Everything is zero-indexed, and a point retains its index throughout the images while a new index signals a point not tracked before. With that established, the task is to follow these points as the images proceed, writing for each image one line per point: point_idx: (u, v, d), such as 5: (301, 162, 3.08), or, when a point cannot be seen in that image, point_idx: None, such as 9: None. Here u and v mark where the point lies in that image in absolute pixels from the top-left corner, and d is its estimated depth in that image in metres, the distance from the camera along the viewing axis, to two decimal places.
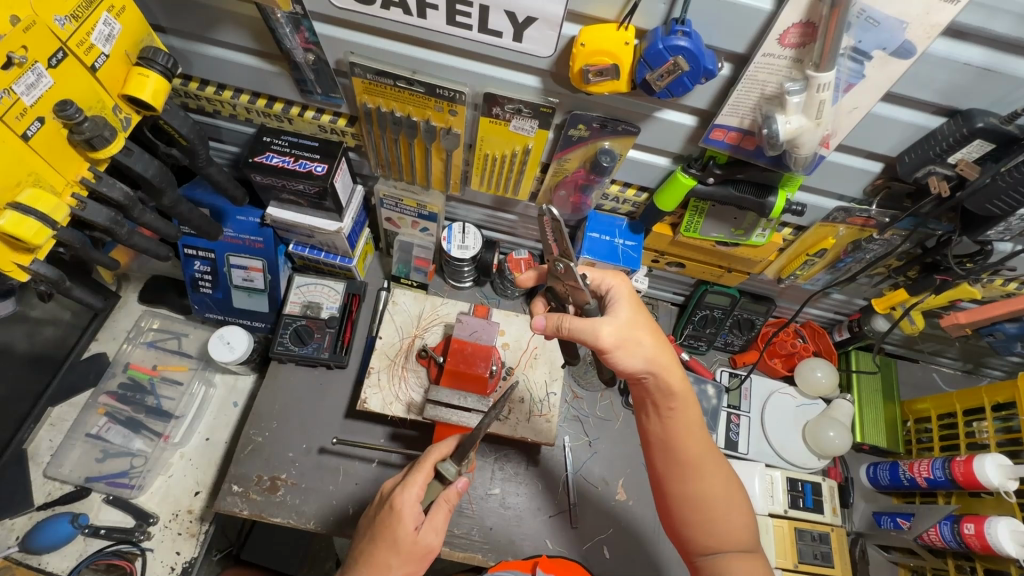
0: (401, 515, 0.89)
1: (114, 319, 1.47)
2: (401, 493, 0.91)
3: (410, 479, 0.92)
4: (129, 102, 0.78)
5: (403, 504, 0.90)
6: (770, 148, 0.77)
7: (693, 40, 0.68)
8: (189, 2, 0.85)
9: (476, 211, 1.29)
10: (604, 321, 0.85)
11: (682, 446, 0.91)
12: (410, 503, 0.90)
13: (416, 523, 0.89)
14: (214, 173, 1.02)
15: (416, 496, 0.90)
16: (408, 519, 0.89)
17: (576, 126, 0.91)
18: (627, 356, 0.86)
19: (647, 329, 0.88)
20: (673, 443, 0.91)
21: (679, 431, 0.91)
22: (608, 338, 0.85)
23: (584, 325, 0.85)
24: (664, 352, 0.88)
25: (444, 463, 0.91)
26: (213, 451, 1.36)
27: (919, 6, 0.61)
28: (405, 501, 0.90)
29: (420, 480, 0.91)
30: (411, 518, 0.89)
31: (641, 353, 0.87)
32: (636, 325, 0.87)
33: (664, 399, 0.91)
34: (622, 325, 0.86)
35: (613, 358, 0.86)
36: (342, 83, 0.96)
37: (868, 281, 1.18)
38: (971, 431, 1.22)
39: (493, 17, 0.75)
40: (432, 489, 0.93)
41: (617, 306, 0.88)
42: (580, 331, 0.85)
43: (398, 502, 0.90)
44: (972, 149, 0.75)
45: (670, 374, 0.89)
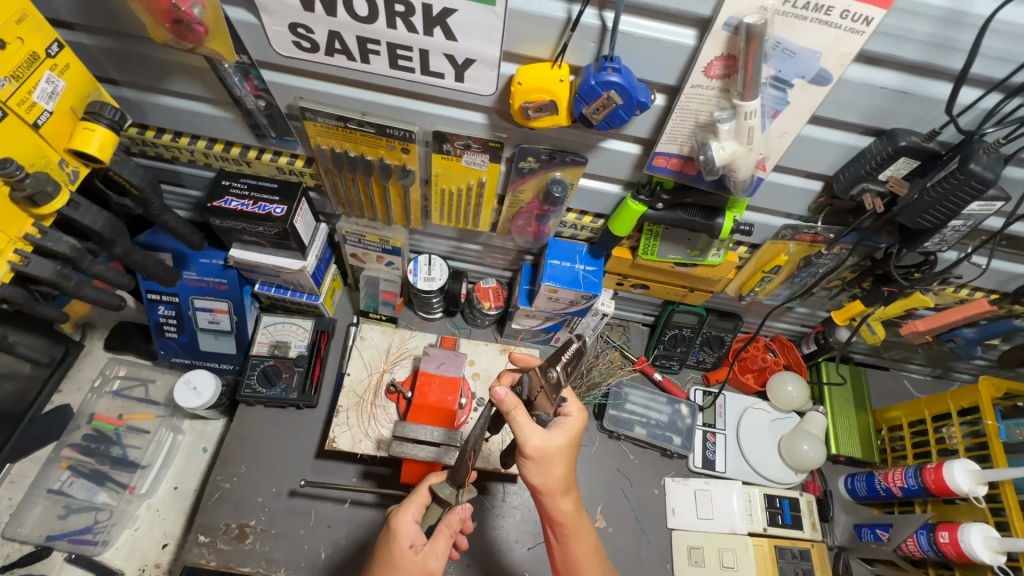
0: (397, 535, 0.89)
1: (79, 368, 1.44)
2: (398, 514, 0.91)
3: (406, 502, 0.93)
4: (76, 156, 0.79)
5: (398, 524, 0.90)
6: (708, 173, 0.80)
7: (624, 75, 0.71)
8: (139, 55, 0.87)
9: (441, 242, 1.30)
10: (536, 429, 0.82)
11: (580, 568, 0.90)
12: (405, 523, 0.90)
13: (410, 539, 0.89)
14: (171, 220, 1.02)
15: (413, 517, 0.91)
16: (403, 538, 0.89)
17: (526, 159, 0.93)
18: (534, 471, 0.84)
19: (568, 456, 0.86)
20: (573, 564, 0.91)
21: (577, 554, 0.90)
22: (535, 446, 0.82)
23: (523, 427, 0.82)
24: (563, 476, 0.86)
25: (440, 485, 0.92)
26: (181, 500, 1.33)
27: (829, 38, 0.64)
28: (402, 522, 0.91)
29: (417, 502, 0.92)
30: (407, 536, 0.89)
31: (541, 478, 0.85)
32: (560, 455, 0.84)
33: (558, 526, 0.89)
34: (550, 446, 0.83)
35: (526, 470, 0.85)
36: (295, 126, 0.98)
37: (827, 294, 1.20)
38: (940, 437, 1.23)
39: (433, 60, 0.78)
40: (431, 513, 0.93)
41: (555, 431, 0.84)
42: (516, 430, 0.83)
43: (393, 522, 0.91)
44: (900, 166, 0.78)
45: (558, 500, 0.87)
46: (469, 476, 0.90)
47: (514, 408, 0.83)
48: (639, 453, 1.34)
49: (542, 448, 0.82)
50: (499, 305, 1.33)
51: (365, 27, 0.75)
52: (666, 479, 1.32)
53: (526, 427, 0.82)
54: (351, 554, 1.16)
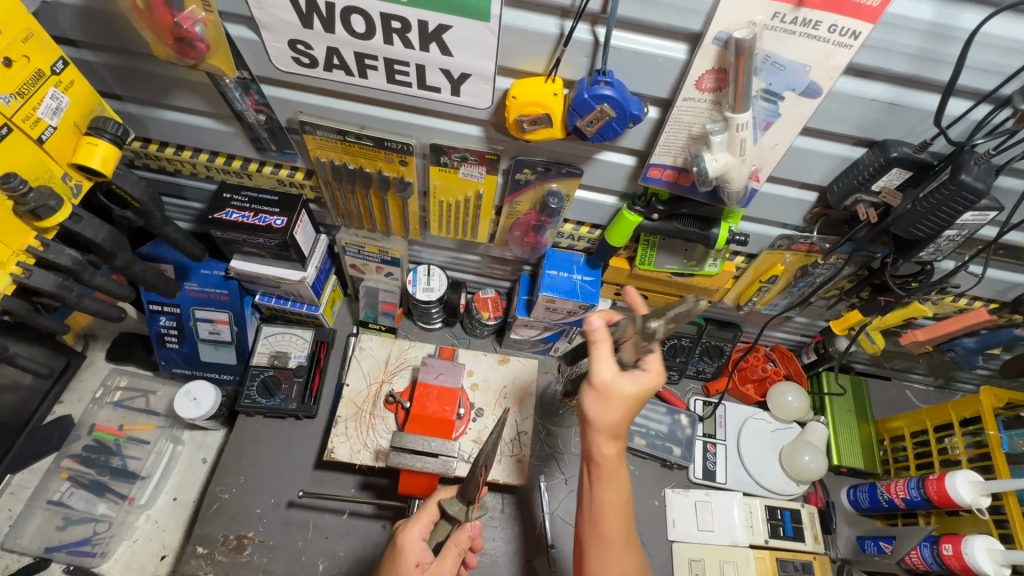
0: (404, 552, 0.90)
1: (81, 379, 1.45)
2: (405, 530, 0.92)
3: (413, 518, 0.93)
4: (79, 170, 0.81)
5: (405, 542, 0.91)
6: (702, 184, 0.80)
7: (617, 89, 0.72)
8: (142, 72, 0.88)
9: (441, 253, 1.31)
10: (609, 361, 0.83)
11: (604, 516, 0.86)
12: (412, 540, 0.91)
13: (418, 557, 0.90)
14: (172, 233, 1.03)
15: (419, 534, 0.92)
16: (411, 557, 0.90)
17: (522, 171, 0.94)
18: (594, 403, 0.83)
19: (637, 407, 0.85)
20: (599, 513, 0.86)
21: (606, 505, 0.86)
22: (602, 376, 0.82)
23: (600, 354, 0.83)
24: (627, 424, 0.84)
25: (449, 501, 0.92)
26: (181, 511, 1.33)
27: (818, 51, 0.65)
28: (408, 538, 0.91)
29: (423, 519, 0.93)
30: (413, 553, 0.90)
31: (605, 417, 0.83)
32: (628, 403, 0.83)
33: (596, 467, 0.86)
34: (624, 384, 0.82)
35: (587, 404, 0.84)
36: (295, 139, 0.99)
37: (825, 303, 1.20)
38: (942, 447, 1.22)
39: (430, 75, 0.79)
40: (439, 530, 0.93)
41: (626, 377, 0.83)
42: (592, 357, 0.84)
43: (401, 540, 0.91)
44: (892, 177, 0.79)
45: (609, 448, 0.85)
46: (478, 493, 0.91)
47: (599, 339, 0.84)
48: (639, 463, 1.34)
49: (612, 383, 0.82)
50: (498, 314, 1.33)
51: (362, 43, 0.76)
52: (666, 489, 1.31)
53: (602, 357, 0.83)
54: (349, 566, 1.16)
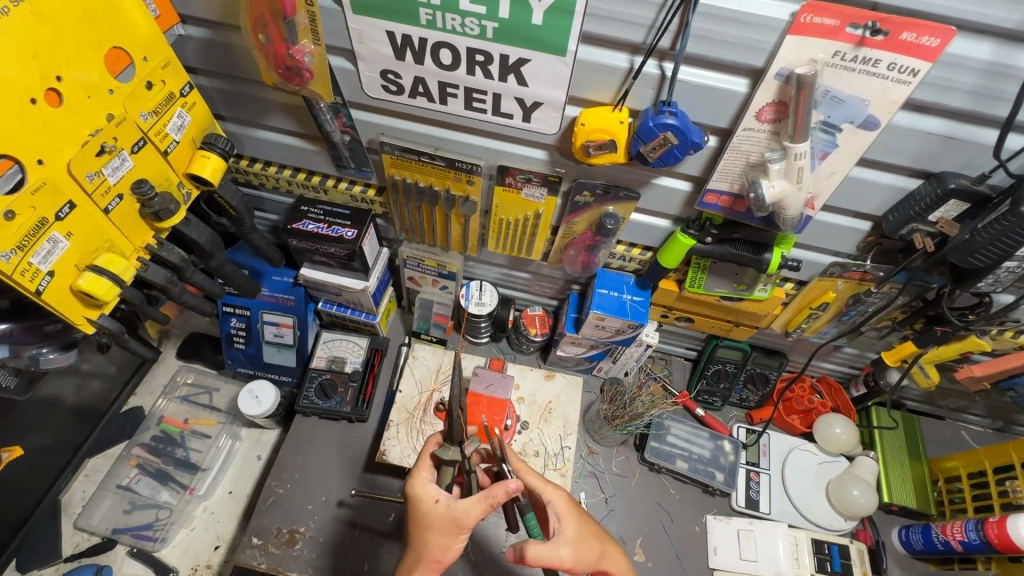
0: (421, 498, 0.87)
1: (154, 373, 1.57)
2: (412, 483, 0.89)
3: (415, 470, 0.91)
4: (191, 180, 0.91)
5: (417, 488, 0.88)
6: (758, 210, 0.84)
7: (680, 118, 0.77)
8: (247, 96, 1.00)
9: (493, 269, 1.37)
10: (552, 542, 0.85)
11: None
12: (423, 483, 0.88)
13: (435, 494, 0.87)
14: (257, 239, 1.13)
15: (428, 479, 0.90)
16: (428, 496, 0.87)
17: (581, 193, 1.00)
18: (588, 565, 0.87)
19: (585, 522, 0.91)
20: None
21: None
22: (570, 559, 0.85)
23: (545, 552, 0.83)
24: (602, 538, 0.90)
25: (443, 449, 0.93)
26: (235, 504, 1.40)
27: (877, 87, 0.69)
28: (419, 486, 0.88)
29: (425, 467, 0.91)
30: (429, 493, 0.87)
31: (592, 553, 0.87)
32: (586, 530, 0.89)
33: None
34: (572, 538, 0.87)
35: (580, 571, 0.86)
36: (373, 158, 1.08)
37: (877, 334, 1.20)
38: (1003, 490, 1.18)
39: (504, 102, 0.87)
40: (444, 475, 0.92)
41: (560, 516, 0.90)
42: (544, 559, 0.83)
43: (412, 490, 0.88)
44: (950, 208, 0.81)
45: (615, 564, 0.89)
46: (465, 430, 0.93)
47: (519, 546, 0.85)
48: (680, 487, 1.34)
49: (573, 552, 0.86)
50: (545, 331, 1.38)
51: (447, 73, 0.85)
52: (707, 516, 1.30)
53: (547, 548, 0.84)
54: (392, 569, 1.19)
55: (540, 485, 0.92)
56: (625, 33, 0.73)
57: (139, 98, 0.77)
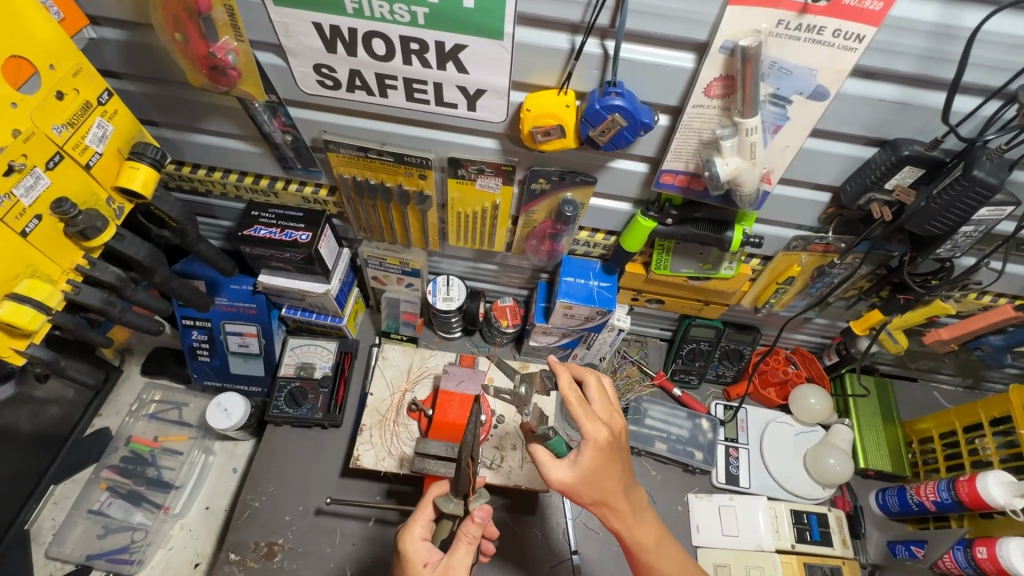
0: (410, 559, 0.87)
1: (118, 393, 1.52)
2: (404, 537, 0.90)
3: (411, 521, 0.91)
4: (122, 193, 0.86)
5: (408, 546, 0.88)
6: (714, 188, 0.82)
7: (627, 99, 0.74)
8: (177, 99, 0.94)
9: (459, 263, 1.34)
10: (558, 462, 0.82)
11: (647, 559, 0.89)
12: (415, 543, 0.89)
13: (425, 557, 0.88)
14: (206, 250, 1.08)
15: (419, 536, 0.89)
16: (417, 559, 0.87)
17: (537, 180, 0.97)
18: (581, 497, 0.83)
19: (610, 463, 0.82)
20: (643, 553, 0.89)
21: (644, 543, 0.88)
22: (565, 481, 0.81)
23: (544, 462, 0.82)
24: (613, 486, 0.83)
25: (444, 500, 0.90)
26: (213, 519, 1.37)
27: (823, 56, 0.67)
28: (411, 543, 0.89)
29: (422, 519, 0.90)
30: (419, 555, 0.88)
31: (599, 492, 0.82)
32: (602, 467, 0.81)
33: (620, 522, 0.87)
34: (582, 465, 0.81)
35: (580, 496, 0.83)
36: (319, 157, 1.04)
37: (845, 304, 1.20)
38: (973, 448, 1.19)
39: (447, 91, 0.83)
40: (441, 528, 0.92)
41: (580, 454, 0.81)
42: (542, 466, 0.82)
43: (402, 546, 0.89)
44: (905, 175, 0.79)
45: (614, 512, 0.85)
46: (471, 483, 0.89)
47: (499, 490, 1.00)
48: (661, 469, 1.33)
49: (565, 483, 0.81)
50: (517, 322, 1.36)
51: (383, 64, 0.80)
52: (689, 495, 1.31)
53: (551, 463, 0.82)
54: (374, 572, 1.18)
55: (581, 418, 0.81)
56: (563, 12, 0.69)
57: (49, 110, 0.72)
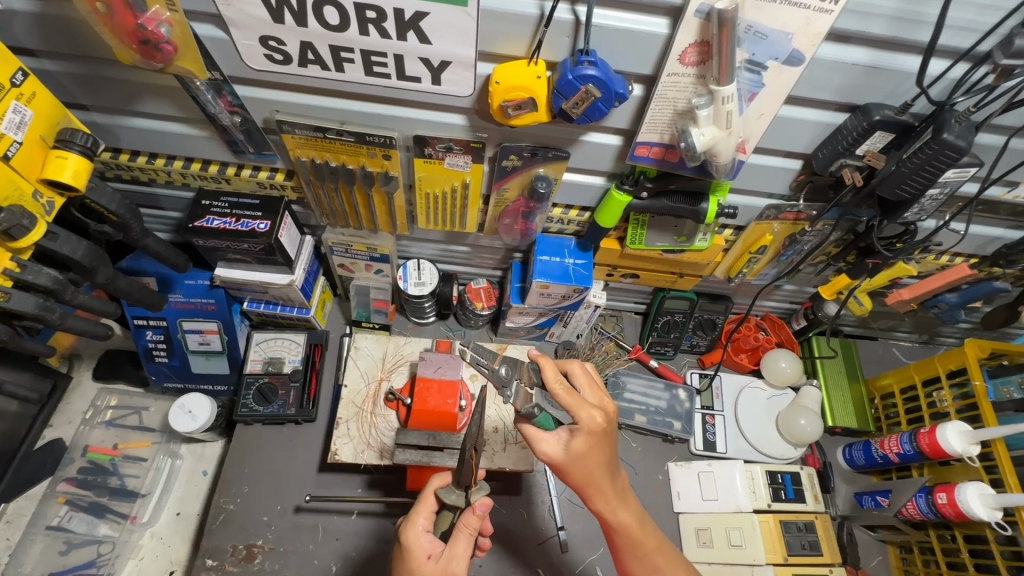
0: (410, 551, 0.85)
1: (69, 401, 1.43)
2: (406, 529, 0.87)
3: (413, 513, 0.89)
4: (50, 186, 0.78)
5: (410, 539, 0.86)
6: (690, 160, 0.80)
7: (600, 68, 0.71)
8: (106, 79, 0.85)
9: (429, 246, 1.30)
10: (548, 438, 0.80)
11: (632, 536, 0.89)
12: (417, 536, 0.86)
13: (427, 549, 0.85)
14: (154, 244, 1.00)
15: (423, 528, 0.87)
16: (419, 551, 0.85)
17: (508, 157, 0.93)
18: (569, 475, 0.82)
19: (599, 449, 0.81)
20: (625, 531, 0.89)
21: (627, 523, 0.89)
22: (553, 456, 0.81)
23: (536, 436, 0.81)
24: (601, 467, 0.82)
25: (446, 491, 0.88)
26: (185, 525, 1.31)
27: (798, 19, 0.65)
28: (412, 536, 0.87)
29: (423, 511, 0.88)
30: (422, 548, 0.86)
31: (585, 473, 0.82)
32: (592, 450, 0.80)
33: (605, 502, 0.86)
34: (570, 446, 0.80)
35: (567, 473, 0.82)
36: (273, 139, 0.97)
37: (813, 269, 1.23)
38: (932, 400, 1.26)
39: (409, 64, 0.77)
40: (442, 520, 0.89)
41: (570, 436, 0.80)
42: (533, 439, 0.81)
43: (405, 539, 0.87)
44: (875, 140, 0.80)
45: (597, 493, 0.85)
46: (473, 475, 0.85)
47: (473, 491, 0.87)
48: (641, 440, 1.36)
49: (556, 457, 0.81)
50: (492, 304, 1.33)
51: (337, 35, 0.74)
52: (669, 463, 1.34)
53: (541, 439, 0.81)
54: (361, 565, 1.16)
55: (571, 407, 0.79)
56: None
57: None
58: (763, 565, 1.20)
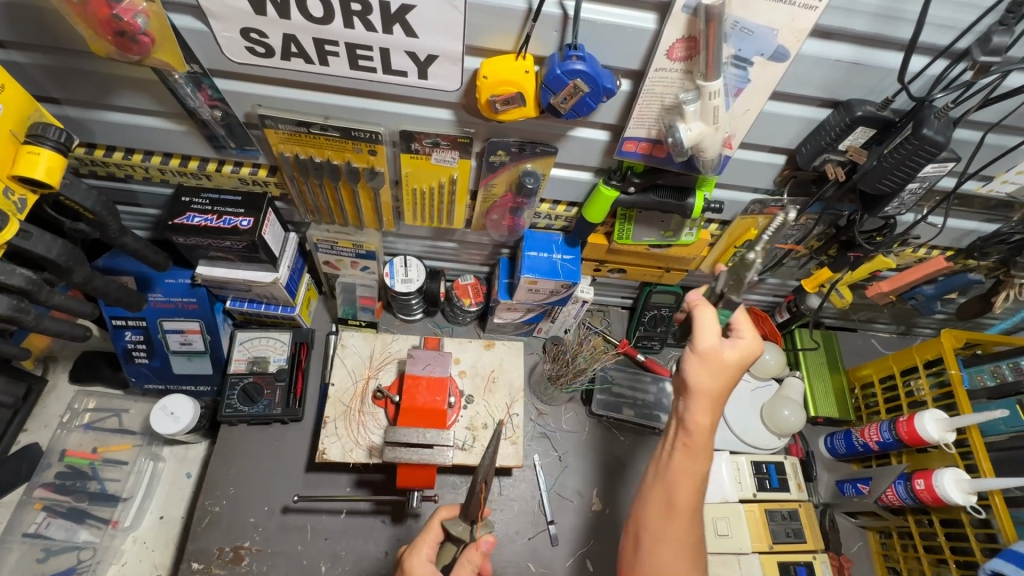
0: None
1: (45, 404, 1.39)
2: (410, 555, 0.88)
3: (419, 540, 0.89)
4: (22, 182, 0.75)
5: (414, 566, 0.86)
6: (678, 155, 0.80)
7: (589, 63, 0.71)
8: (79, 71, 0.82)
9: (416, 243, 1.29)
10: (712, 331, 0.83)
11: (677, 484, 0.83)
12: (421, 565, 0.86)
13: None
14: (132, 243, 0.97)
15: (426, 558, 0.87)
16: None
17: (496, 153, 0.93)
18: (698, 373, 0.82)
19: (722, 379, 0.83)
20: (675, 481, 0.83)
21: (687, 473, 0.83)
22: (704, 347, 0.82)
23: (704, 324, 0.83)
24: (717, 393, 0.83)
25: (452, 522, 0.88)
26: (169, 528, 1.28)
27: (783, 15, 0.66)
28: (416, 563, 0.87)
29: (429, 540, 0.89)
30: None
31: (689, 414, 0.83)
32: (720, 379, 0.82)
33: (687, 437, 0.84)
34: (725, 356, 0.83)
35: (693, 377, 0.83)
36: (255, 134, 0.95)
37: (796, 263, 1.25)
38: (909, 389, 1.29)
39: (395, 58, 0.76)
40: (445, 552, 0.89)
41: (729, 346, 0.84)
42: (697, 326, 0.84)
43: (408, 565, 0.87)
44: (857, 135, 0.81)
45: (698, 412, 0.83)
46: (480, 510, 0.85)
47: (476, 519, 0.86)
48: (629, 433, 1.36)
49: (714, 349, 0.82)
50: (479, 300, 1.33)
51: (321, 28, 0.72)
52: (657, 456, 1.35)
53: (702, 328, 0.84)
54: (350, 564, 1.15)
55: (715, 329, 0.84)
56: None
57: None
58: (749, 554, 1.21)
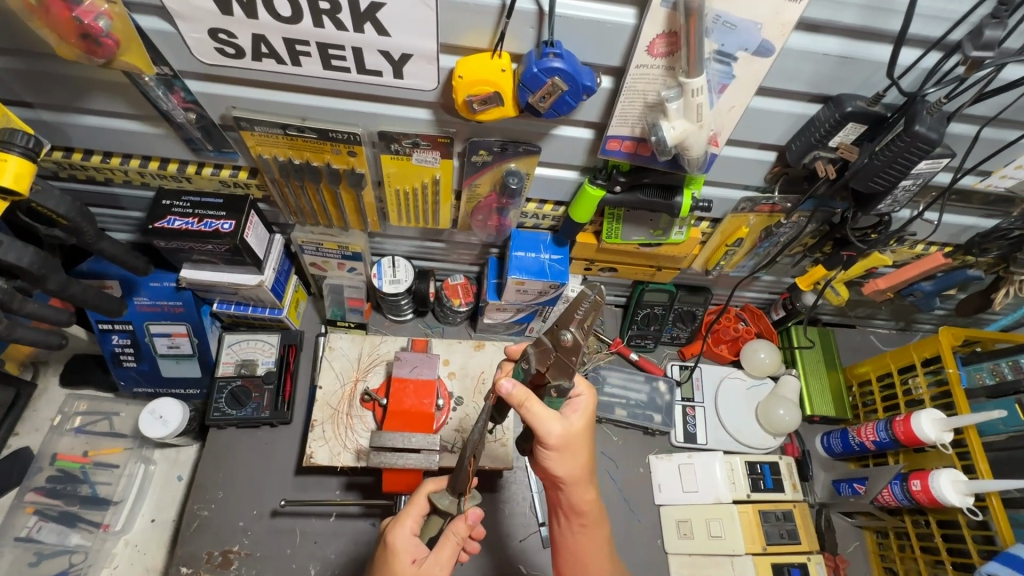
0: (396, 552, 0.84)
1: (36, 408, 1.39)
2: (394, 529, 0.86)
3: (403, 514, 0.87)
4: None
5: (397, 540, 0.85)
6: (661, 154, 0.78)
7: (567, 60, 0.68)
8: (49, 75, 0.81)
9: (404, 243, 1.27)
10: (555, 419, 0.79)
11: (585, 556, 0.91)
12: (404, 538, 0.85)
13: (413, 553, 0.84)
14: (111, 248, 0.96)
15: (410, 531, 0.86)
16: (404, 554, 0.84)
17: (478, 152, 0.91)
18: (560, 462, 0.82)
19: (583, 447, 0.83)
20: (580, 555, 0.92)
21: (586, 544, 0.91)
22: (555, 438, 0.79)
23: (540, 419, 0.78)
24: (583, 465, 0.84)
25: (439, 495, 0.87)
26: (160, 531, 1.28)
27: (767, 8, 0.63)
28: (399, 537, 0.85)
29: (413, 513, 0.87)
30: (407, 552, 0.84)
31: (573, 498, 0.86)
32: (581, 441, 0.83)
33: (575, 514, 0.89)
34: (571, 432, 0.81)
35: (553, 460, 0.82)
36: (232, 137, 0.93)
37: (791, 260, 1.22)
38: (907, 388, 1.27)
39: (368, 57, 0.74)
40: (430, 525, 0.87)
41: (571, 415, 0.83)
42: (533, 422, 0.79)
43: (390, 539, 0.85)
44: (848, 132, 0.78)
45: (573, 490, 0.86)
46: (470, 481, 0.85)
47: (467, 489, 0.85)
48: (622, 433, 1.36)
49: (563, 437, 0.79)
50: (469, 300, 1.31)
51: (290, 28, 0.70)
52: (650, 455, 1.34)
53: (542, 419, 0.78)
54: (340, 568, 1.15)
55: (537, 412, 0.78)
56: None
57: None
58: (742, 555, 1.20)
